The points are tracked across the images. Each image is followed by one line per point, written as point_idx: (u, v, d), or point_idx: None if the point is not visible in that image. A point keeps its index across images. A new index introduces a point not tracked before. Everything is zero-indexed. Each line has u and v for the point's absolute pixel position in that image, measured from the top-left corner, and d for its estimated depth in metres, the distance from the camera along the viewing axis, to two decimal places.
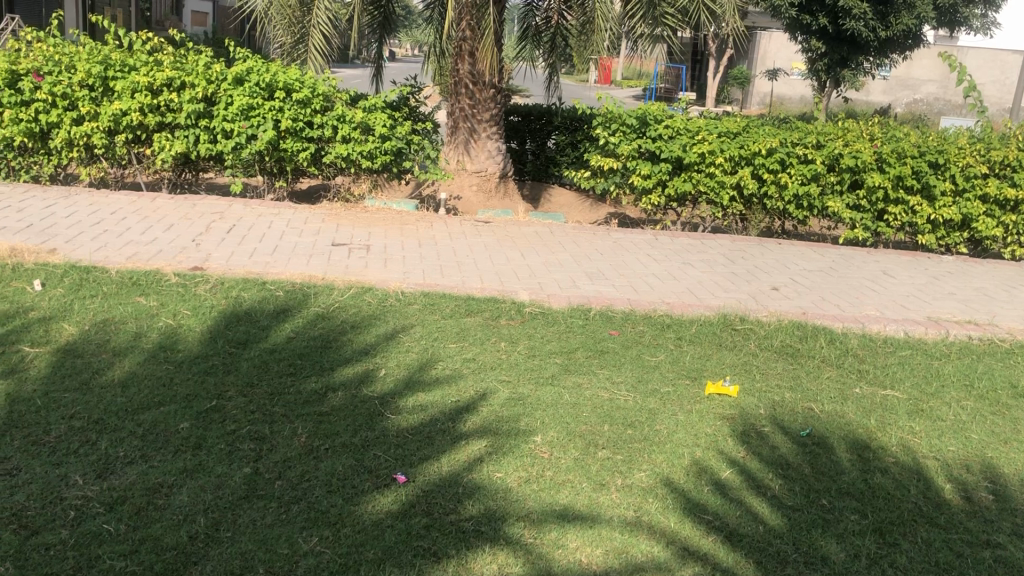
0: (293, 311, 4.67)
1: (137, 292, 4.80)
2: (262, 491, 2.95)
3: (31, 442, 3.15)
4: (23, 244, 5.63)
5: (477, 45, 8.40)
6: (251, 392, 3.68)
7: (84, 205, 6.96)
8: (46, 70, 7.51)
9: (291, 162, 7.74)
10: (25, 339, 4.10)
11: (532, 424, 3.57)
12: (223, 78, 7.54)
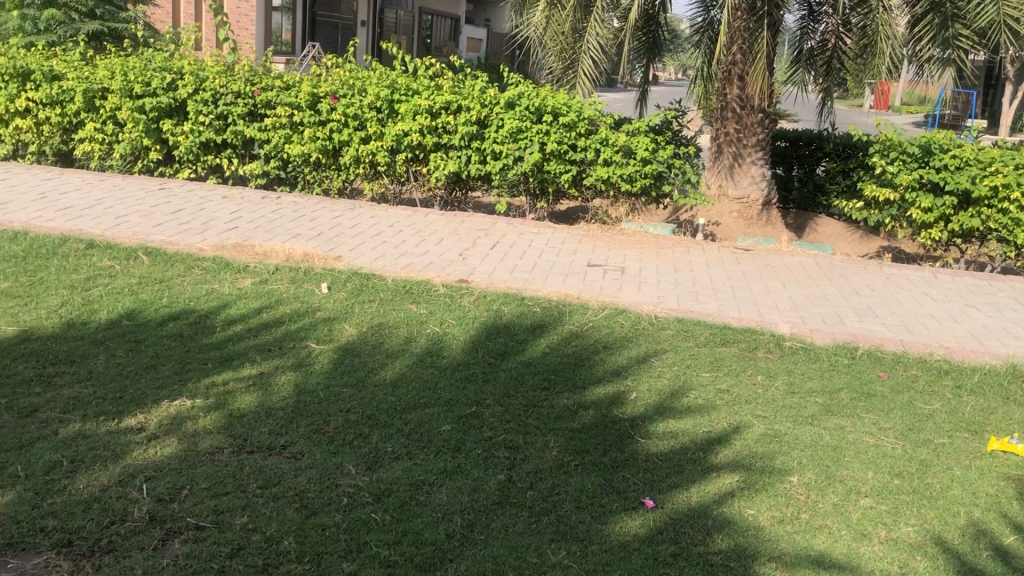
0: (549, 328, 4.80)
1: (409, 300, 5.14)
2: (515, 499, 3.05)
3: (313, 430, 3.46)
4: (313, 250, 6.22)
5: (747, 69, 8.23)
6: (507, 402, 3.83)
7: (366, 217, 7.57)
8: (342, 93, 8.23)
9: (554, 184, 7.97)
10: (312, 336, 4.52)
11: (788, 464, 3.42)
12: (496, 102, 7.90)
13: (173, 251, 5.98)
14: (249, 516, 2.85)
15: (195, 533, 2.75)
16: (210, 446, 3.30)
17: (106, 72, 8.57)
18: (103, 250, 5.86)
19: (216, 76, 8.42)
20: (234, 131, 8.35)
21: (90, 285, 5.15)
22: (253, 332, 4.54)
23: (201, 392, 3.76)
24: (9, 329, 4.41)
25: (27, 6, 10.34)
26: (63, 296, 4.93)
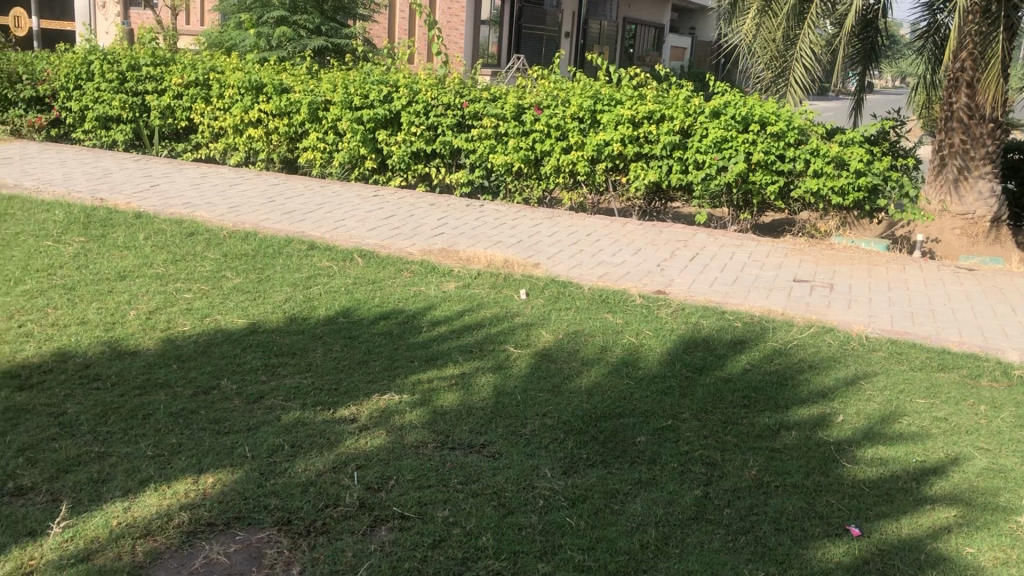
0: (750, 344, 4.67)
1: (606, 309, 5.16)
2: (711, 516, 3.00)
3: (511, 432, 3.55)
4: (514, 257, 6.38)
5: (977, 76, 7.64)
6: (704, 417, 3.76)
7: (566, 226, 7.67)
8: (546, 104, 8.38)
9: (759, 195, 7.75)
10: (510, 341, 4.62)
11: (1014, 502, 3.16)
12: (701, 111, 7.79)
13: (385, 255, 6.31)
14: (450, 510, 2.96)
15: (400, 522, 2.89)
16: (415, 440, 3.46)
17: (328, 85, 9.16)
18: (322, 251, 6.27)
19: (428, 88, 8.81)
20: (442, 141, 8.70)
21: (310, 284, 5.53)
22: (456, 334, 4.71)
23: (407, 388, 3.95)
24: (240, 321, 4.81)
25: (262, 24, 11.23)
26: (286, 293, 5.32)
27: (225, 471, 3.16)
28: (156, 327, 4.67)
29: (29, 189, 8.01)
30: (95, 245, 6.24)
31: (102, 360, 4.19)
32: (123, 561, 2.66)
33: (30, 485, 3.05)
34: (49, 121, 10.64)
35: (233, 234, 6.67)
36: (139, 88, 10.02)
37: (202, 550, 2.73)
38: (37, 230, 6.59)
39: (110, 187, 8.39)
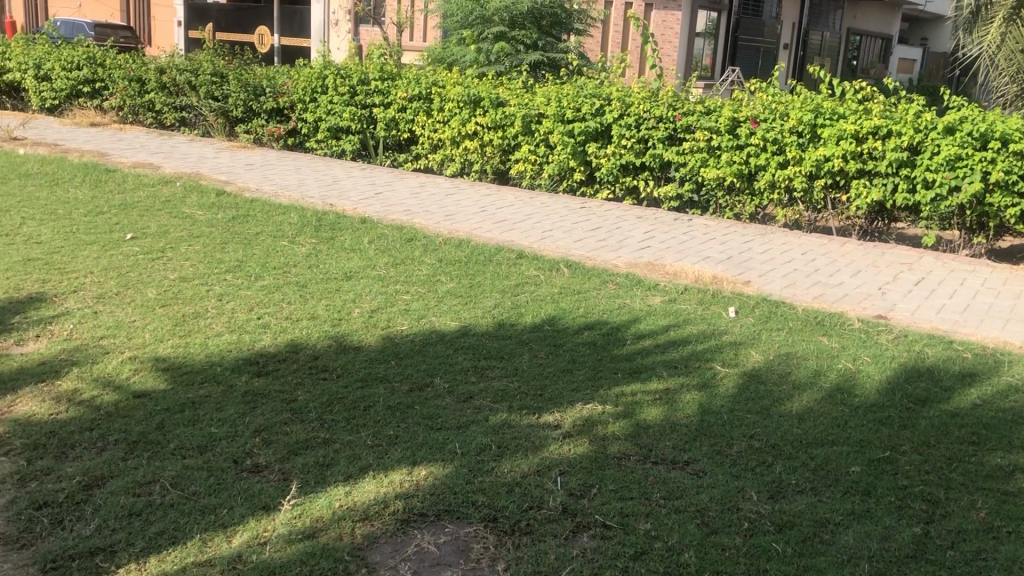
0: (982, 377, 4.34)
1: (820, 332, 4.96)
2: (932, 556, 2.82)
3: (716, 450, 3.49)
4: (723, 273, 6.27)
5: None
6: (926, 451, 3.54)
7: (778, 243, 7.45)
8: (762, 118, 8.17)
9: (995, 219, 7.19)
10: (718, 358, 4.55)
11: None
12: (933, 127, 7.34)
13: (592, 266, 6.37)
14: (652, 523, 2.95)
15: (602, 530, 2.92)
16: (617, 451, 3.47)
17: (543, 98, 9.37)
18: (531, 260, 6.42)
19: (641, 102, 8.80)
20: (653, 154, 8.68)
21: (519, 291, 5.68)
22: (661, 348, 4.69)
23: (611, 399, 3.98)
24: (452, 323, 5.02)
25: (482, 40, 11.65)
26: (496, 299, 5.49)
27: (437, 465, 3.32)
28: (377, 325, 4.96)
29: (269, 194, 8.74)
30: (324, 247, 6.71)
31: (329, 353, 4.50)
32: (344, 541, 2.86)
33: (264, 463, 3.33)
34: (287, 131, 11.55)
35: (447, 241, 6.97)
36: (367, 101, 10.67)
37: (414, 538, 2.88)
38: (275, 231, 7.18)
39: (339, 193, 8.99)
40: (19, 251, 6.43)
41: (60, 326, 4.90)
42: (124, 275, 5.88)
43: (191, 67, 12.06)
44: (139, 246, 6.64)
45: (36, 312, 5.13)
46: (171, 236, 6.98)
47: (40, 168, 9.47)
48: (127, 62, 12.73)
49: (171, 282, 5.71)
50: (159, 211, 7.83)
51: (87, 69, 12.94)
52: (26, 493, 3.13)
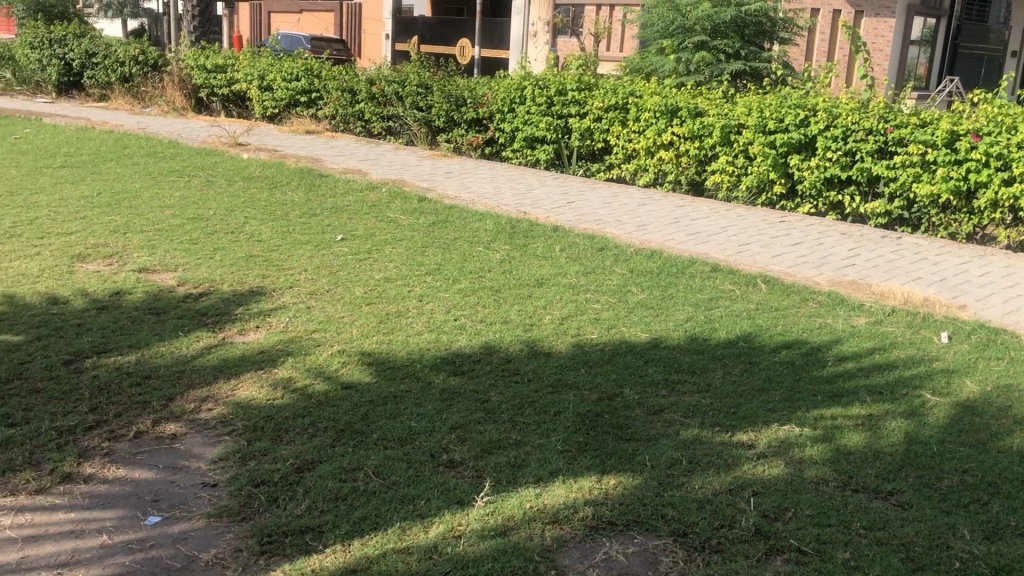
0: None
1: None
2: None
3: (924, 483, 3.29)
4: (936, 296, 5.89)
5: None
6: None
7: (998, 266, 6.91)
8: (986, 131, 7.60)
9: None
10: (927, 386, 4.28)
11: None
12: None
13: (790, 283, 6.17)
14: (852, 554, 2.83)
15: (797, 555, 2.83)
16: (815, 476, 3.35)
17: (743, 108, 9.15)
18: (725, 274, 6.29)
19: (850, 112, 8.41)
20: (860, 168, 8.28)
21: (713, 306, 5.58)
22: (865, 372, 4.47)
23: (809, 422, 3.83)
24: (643, 335, 5.00)
25: (682, 50, 11.52)
26: (689, 313, 5.42)
27: (627, 475, 3.32)
28: (569, 332, 5.02)
29: (467, 201, 9.02)
30: (518, 254, 6.86)
31: (522, 357, 4.60)
32: (535, 541, 2.92)
33: (459, 459, 3.46)
34: (485, 140, 11.89)
35: (640, 251, 6.95)
36: (564, 112, 10.80)
37: (602, 545, 2.90)
38: (472, 237, 7.41)
39: (533, 201, 9.16)
40: (242, 248, 6.98)
41: (277, 319, 5.28)
42: (334, 274, 6.25)
43: (398, 79, 12.66)
44: (348, 247, 7.05)
45: (256, 304, 5.56)
46: (376, 239, 7.36)
47: (261, 172, 10.24)
48: (341, 74, 13.53)
49: (375, 282, 6.02)
50: (365, 214, 8.27)
51: (305, 81, 13.86)
52: (246, 471, 3.40)
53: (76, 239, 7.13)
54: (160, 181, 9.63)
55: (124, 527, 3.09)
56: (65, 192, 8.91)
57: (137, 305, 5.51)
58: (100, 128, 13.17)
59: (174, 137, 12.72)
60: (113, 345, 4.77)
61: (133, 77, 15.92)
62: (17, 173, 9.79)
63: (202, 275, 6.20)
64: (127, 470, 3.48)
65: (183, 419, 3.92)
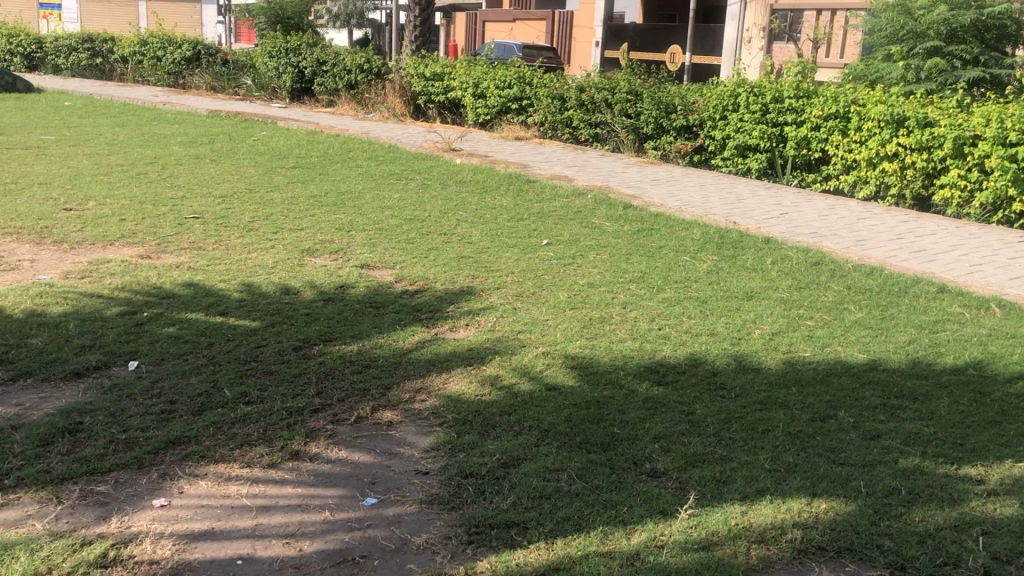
0: None
1: None
2: None
3: None
4: None
5: None
6: None
7: None
8: None
9: None
10: None
11: None
12: None
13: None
14: None
15: None
16: None
17: (980, 118, 8.52)
18: (954, 296, 5.88)
19: None
20: None
21: (939, 329, 5.22)
22: None
23: None
24: (860, 356, 4.76)
25: (913, 56, 10.86)
26: (911, 335, 5.10)
27: (839, 500, 3.18)
28: (779, 348, 4.87)
29: (674, 209, 8.93)
30: (726, 265, 6.72)
31: (729, 371, 4.51)
32: (739, 559, 2.86)
33: (662, 469, 3.44)
34: (694, 148, 11.72)
35: (857, 267, 6.62)
36: (779, 120, 10.46)
37: (811, 570, 2.81)
38: (678, 245, 7.34)
39: (743, 212, 8.94)
40: (454, 249, 7.27)
41: (486, 318, 5.46)
42: (541, 278, 6.38)
43: (608, 86, 12.71)
44: (553, 251, 7.17)
45: (467, 303, 5.77)
46: (582, 244, 7.43)
47: (474, 176, 10.60)
48: (552, 81, 13.76)
49: (580, 287, 6.09)
50: (572, 220, 8.38)
51: (517, 88, 14.22)
52: (456, 462, 3.55)
53: (306, 235, 7.68)
54: (380, 183, 10.19)
55: (345, 505, 3.30)
56: (296, 191, 9.61)
57: (359, 298, 5.87)
58: (328, 131, 14.10)
59: (394, 141, 13.41)
60: (337, 335, 5.10)
61: (357, 84, 16.94)
62: (255, 172, 10.66)
63: (417, 273, 6.51)
64: (348, 452, 3.71)
65: (398, 408, 4.14)
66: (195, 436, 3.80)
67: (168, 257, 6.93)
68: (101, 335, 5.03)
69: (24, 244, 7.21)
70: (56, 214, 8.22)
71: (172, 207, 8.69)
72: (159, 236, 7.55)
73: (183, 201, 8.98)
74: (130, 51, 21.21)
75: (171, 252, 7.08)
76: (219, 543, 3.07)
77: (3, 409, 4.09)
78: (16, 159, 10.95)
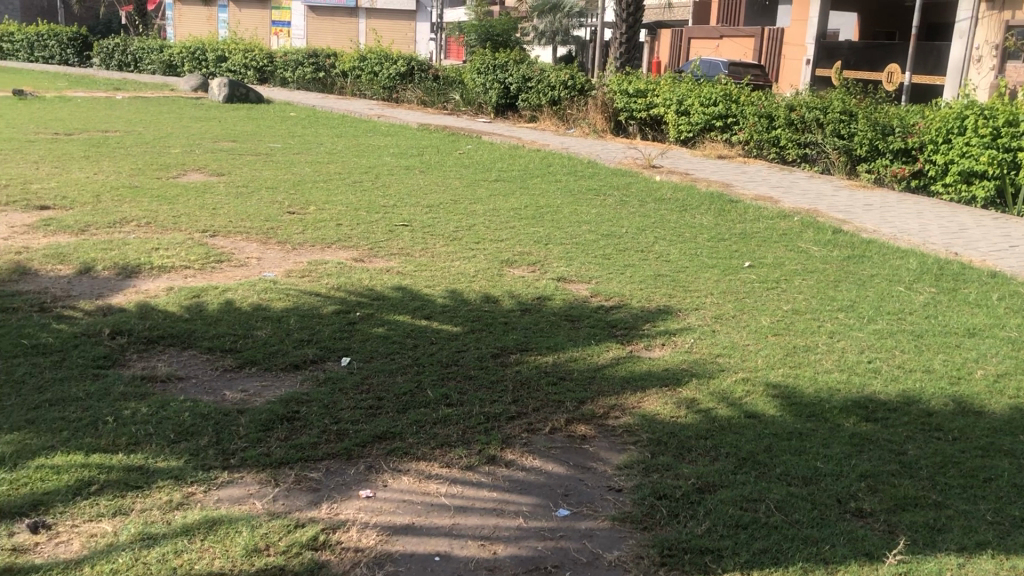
0: None
1: None
2: None
3: None
4: None
5: None
6: None
7: None
8: None
9: None
10: None
11: None
12: None
13: None
14: None
15: None
16: None
17: None
18: None
19: None
20: None
21: None
22: None
23: None
24: None
25: None
26: None
27: None
28: (1005, 392, 4.50)
29: (888, 236, 8.46)
30: (945, 298, 6.29)
31: (947, 412, 4.21)
32: None
33: (869, 509, 3.27)
34: (913, 172, 11.05)
35: None
36: (1012, 145, 9.70)
37: None
38: (891, 275, 6.94)
39: (966, 242, 8.34)
40: (652, 267, 7.22)
41: (683, 339, 5.38)
42: (741, 301, 6.22)
43: (821, 105, 12.21)
44: (755, 274, 6.98)
45: (664, 323, 5.71)
46: (786, 268, 7.19)
47: (674, 194, 10.48)
48: (759, 99, 13.41)
49: (783, 313, 5.89)
50: (775, 243, 8.12)
51: (723, 106, 13.94)
52: (649, 482, 3.53)
53: (506, 246, 7.87)
54: (580, 198, 10.28)
55: (538, 514, 3.35)
56: (498, 203, 9.87)
57: (556, 311, 5.94)
58: (531, 146, 14.40)
59: (594, 157, 13.50)
60: (535, 345, 5.19)
61: (561, 100, 17.21)
62: (460, 184, 11.05)
63: (614, 289, 6.52)
64: (542, 462, 3.77)
65: (592, 423, 4.16)
66: (399, 433, 3.98)
67: (378, 261, 7.30)
68: (317, 331, 5.38)
69: (252, 243, 7.82)
70: (281, 217, 8.86)
71: (383, 214, 9.15)
72: (371, 241, 7.98)
73: (393, 208, 9.44)
74: (351, 66, 22.56)
75: (381, 257, 7.46)
76: (419, 538, 3.20)
77: (231, 393, 4.45)
78: (248, 164, 11.89)
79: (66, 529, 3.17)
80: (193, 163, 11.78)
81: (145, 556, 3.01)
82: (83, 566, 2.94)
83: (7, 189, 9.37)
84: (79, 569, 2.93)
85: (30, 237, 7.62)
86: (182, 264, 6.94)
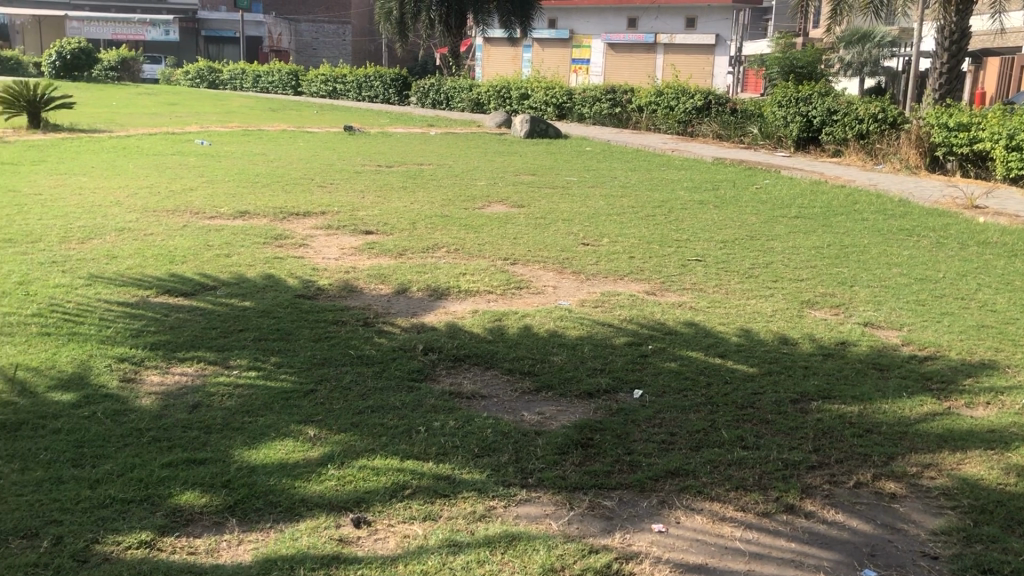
0: None
1: None
2: None
3: None
4: None
5: None
6: None
7: None
8: None
9: None
10: None
11: None
12: None
13: None
14: None
15: None
16: None
17: None
18: None
19: None
20: None
21: None
22: None
23: None
24: None
25: None
26: None
27: None
28: None
29: None
30: None
31: None
32: None
33: None
34: None
35: None
36: None
37: None
38: None
39: None
40: (974, 316, 6.58)
41: (1012, 399, 4.85)
42: None
43: None
44: None
45: (989, 379, 5.18)
46: None
47: (1002, 238, 9.50)
48: None
49: None
50: None
51: None
52: (972, 554, 3.22)
53: (806, 287, 7.54)
54: (889, 238, 9.62)
55: (841, 572, 3.17)
56: (798, 241, 9.50)
57: (862, 358, 5.59)
58: (834, 182, 13.72)
59: (906, 195, 12.58)
60: (838, 393, 4.91)
61: (869, 134, 16.29)
62: (757, 220, 10.77)
63: (929, 338, 6.02)
64: (846, 516, 3.56)
65: (903, 481, 3.86)
66: (693, 470, 3.93)
67: (672, 296, 7.29)
68: (611, 362, 5.46)
69: (550, 271, 8.13)
70: (576, 248, 9.13)
71: (676, 249, 9.13)
72: (664, 275, 7.99)
73: (687, 243, 9.38)
74: (647, 101, 22.81)
75: (674, 291, 7.44)
76: None
77: (529, 415, 4.64)
78: (546, 197, 12.39)
79: (383, 527, 3.46)
80: (497, 195, 12.46)
81: (452, 561, 3.21)
82: (397, 563, 3.20)
83: (338, 215, 10.46)
84: (394, 566, 3.19)
85: (357, 259, 8.45)
86: (486, 289, 7.36)
